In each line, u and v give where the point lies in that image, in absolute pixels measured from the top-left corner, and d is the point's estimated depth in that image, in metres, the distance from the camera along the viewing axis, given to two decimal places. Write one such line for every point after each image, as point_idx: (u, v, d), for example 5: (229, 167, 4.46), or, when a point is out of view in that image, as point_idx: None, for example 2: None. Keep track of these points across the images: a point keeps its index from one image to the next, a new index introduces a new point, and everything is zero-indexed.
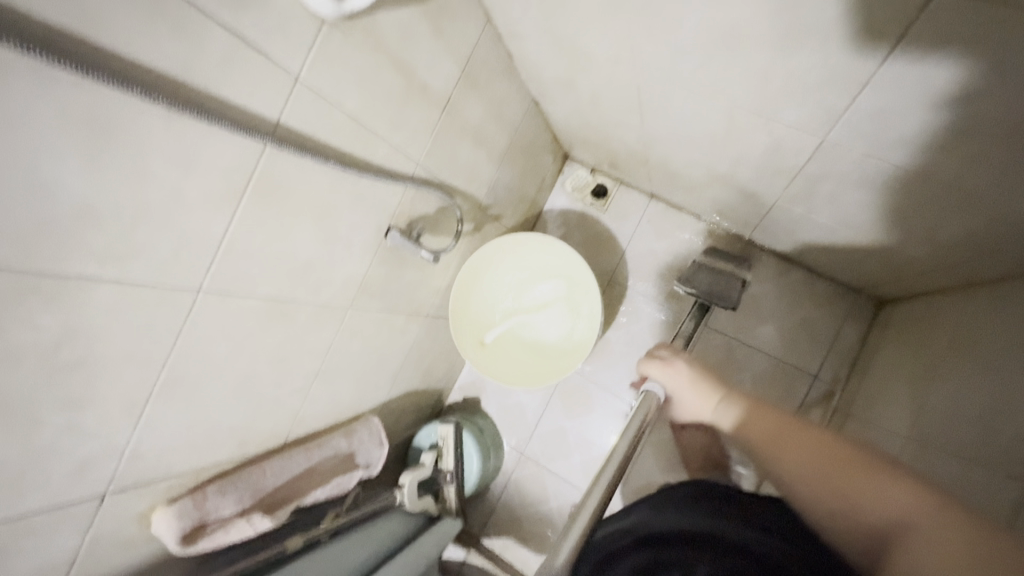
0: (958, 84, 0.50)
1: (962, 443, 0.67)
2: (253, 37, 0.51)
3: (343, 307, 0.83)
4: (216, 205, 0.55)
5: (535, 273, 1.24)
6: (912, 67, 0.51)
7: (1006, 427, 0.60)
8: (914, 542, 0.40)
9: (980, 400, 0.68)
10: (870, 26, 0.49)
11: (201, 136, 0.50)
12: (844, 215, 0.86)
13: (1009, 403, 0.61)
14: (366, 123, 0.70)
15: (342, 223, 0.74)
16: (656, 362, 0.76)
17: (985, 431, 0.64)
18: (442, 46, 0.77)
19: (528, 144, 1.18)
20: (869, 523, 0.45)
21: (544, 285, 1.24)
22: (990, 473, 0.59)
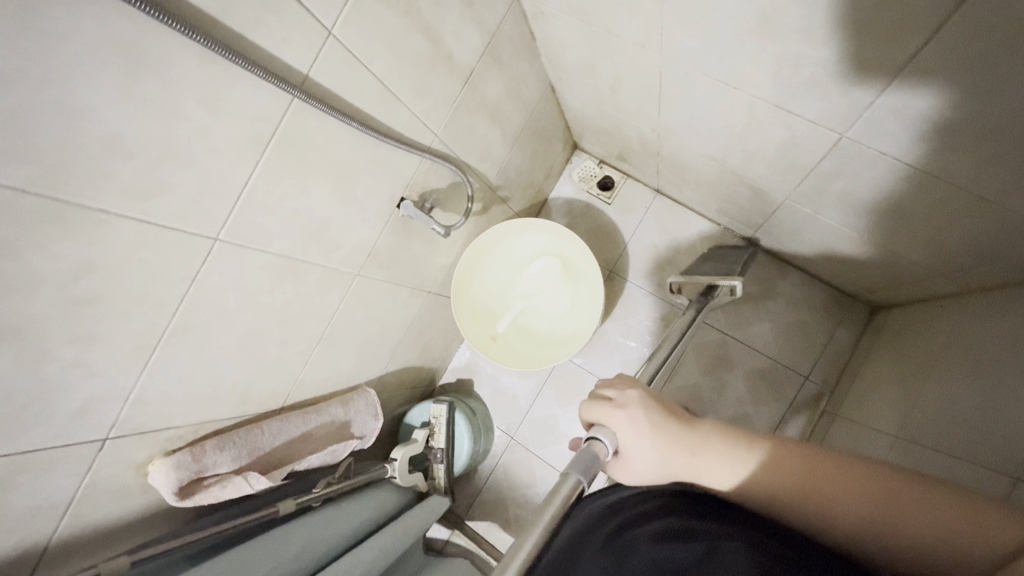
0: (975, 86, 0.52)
1: (956, 443, 0.69)
2: None
3: (351, 273, 0.82)
4: (240, 152, 0.55)
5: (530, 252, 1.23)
6: (934, 69, 0.52)
7: (1001, 421, 0.63)
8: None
9: (972, 401, 0.70)
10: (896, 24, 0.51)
11: (231, 80, 0.50)
12: (849, 218, 0.88)
13: (1004, 398, 0.65)
14: (391, 87, 0.70)
15: (358, 186, 0.74)
16: (604, 405, 0.63)
17: (980, 426, 0.67)
18: (471, 17, 0.77)
19: (541, 128, 1.18)
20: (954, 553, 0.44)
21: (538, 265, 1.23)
22: (986, 458, 0.63)
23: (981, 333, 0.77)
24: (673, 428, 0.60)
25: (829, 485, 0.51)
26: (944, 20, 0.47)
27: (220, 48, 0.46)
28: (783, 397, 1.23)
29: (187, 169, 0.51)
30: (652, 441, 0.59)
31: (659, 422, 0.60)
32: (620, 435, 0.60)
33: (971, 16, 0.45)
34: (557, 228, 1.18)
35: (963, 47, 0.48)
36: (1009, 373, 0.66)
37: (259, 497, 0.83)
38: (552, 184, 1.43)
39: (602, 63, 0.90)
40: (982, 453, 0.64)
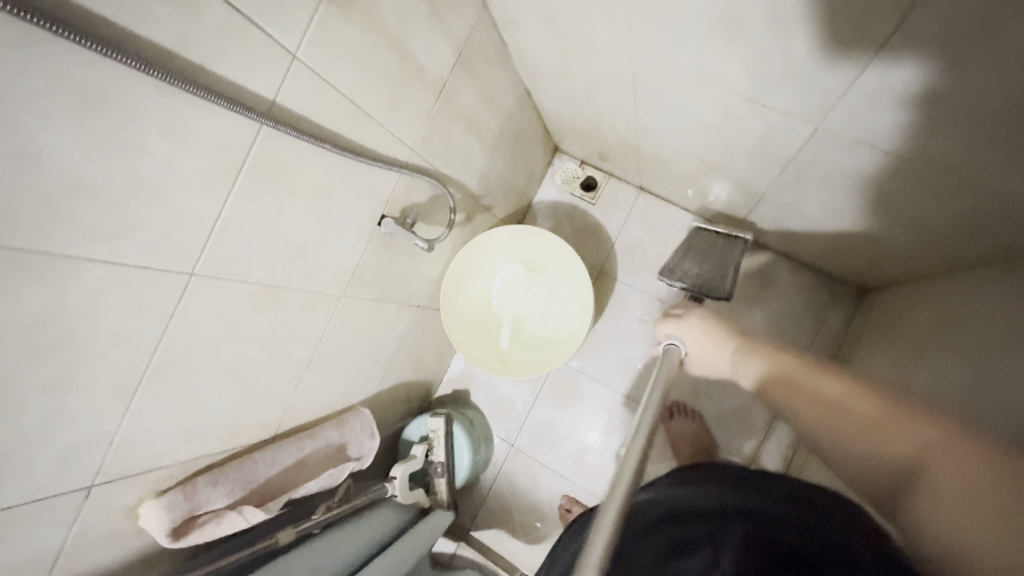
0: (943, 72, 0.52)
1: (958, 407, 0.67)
2: (250, 12, 0.50)
3: (336, 295, 0.81)
4: (210, 184, 0.54)
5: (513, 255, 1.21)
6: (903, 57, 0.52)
7: (1000, 380, 0.62)
8: (939, 479, 0.43)
9: (969, 370, 0.69)
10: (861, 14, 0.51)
11: (194, 111, 0.49)
12: (830, 204, 0.89)
13: (1002, 359, 0.64)
14: (362, 105, 0.69)
15: (336, 207, 0.72)
16: (672, 321, 0.85)
17: (979, 388, 0.65)
18: (439, 29, 0.76)
19: (519, 134, 1.18)
20: (889, 458, 0.48)
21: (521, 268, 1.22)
22: (989, 412, 0.61)
23: (967, 312, 0.78)
24: (719, 334, 0.78)
25: (807, 395, 0.58)
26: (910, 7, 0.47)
27: (180, 81, 0.45)
28: None
29: (153, 204, 0.49)
30: (703, 342, 0.80)
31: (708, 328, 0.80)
32: (684, 340, 0.83)
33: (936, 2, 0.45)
34: (525, 229, 1.17)
35: (931, 33, 0.48)
36: (1006, 336, 0.65)
37: (257, 529, 0.82)
38: (535, 188, 1.42)
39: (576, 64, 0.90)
40: (983, 411, 0.62)
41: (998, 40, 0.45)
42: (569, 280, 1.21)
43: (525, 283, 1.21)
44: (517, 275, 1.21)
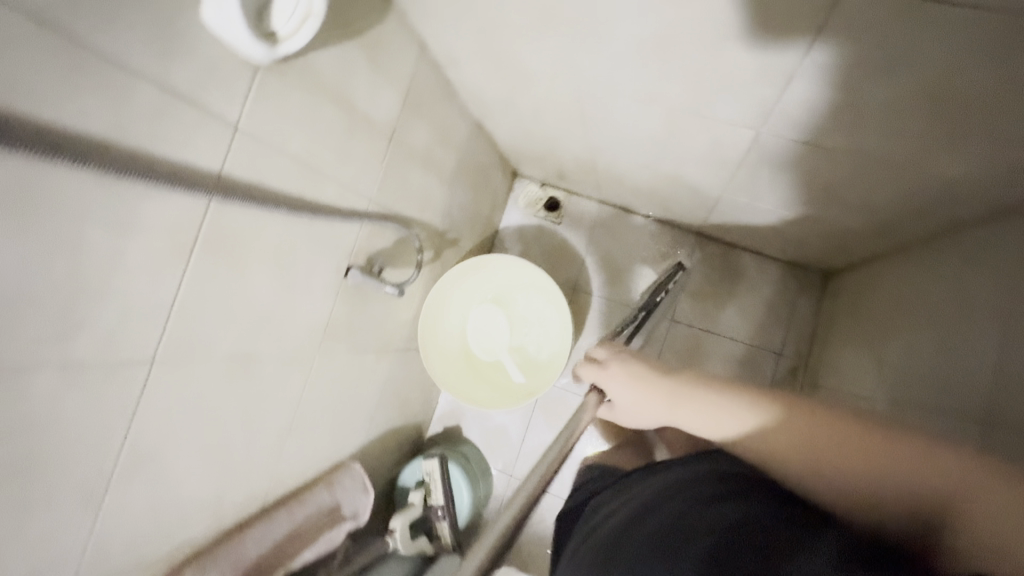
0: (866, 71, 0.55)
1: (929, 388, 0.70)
2: (186, 89, 0.49)
3: (309, 354, 0.79)
4: (164, 266, 0.52)
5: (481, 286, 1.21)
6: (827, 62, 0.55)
7: (963, 358, 0.66)
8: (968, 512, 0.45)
9: (932, 348, 0.73)
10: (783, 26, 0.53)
11: (139, 196, 0.47)
12: (783, 199, 0.92)
13: (961, 337, 0.67)
14: (314, 163, 0.68)
15: (298, 266, 0.71)
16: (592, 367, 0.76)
17: (944, 367, 0.69)
18: (382, 78, 0.76)
19: (476, 165, 1.19)
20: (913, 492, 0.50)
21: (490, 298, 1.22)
22: (957, 391, 0.64)
23: (924, 288, 0.81)
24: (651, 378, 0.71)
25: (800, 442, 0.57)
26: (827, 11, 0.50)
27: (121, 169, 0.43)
28: (763, 377, 1.26)
29: (105, 295, 0.48)
30: (631, 391, 0.72)
31: (634, 372, 0.74)
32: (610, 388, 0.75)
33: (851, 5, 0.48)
34: (478, 263, 1.16)
35: (847, 35, 0.51)
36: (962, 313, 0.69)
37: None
38: (499, 214, 1.43)
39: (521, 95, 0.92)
40: (951, 389, 0.66)
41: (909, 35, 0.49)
42: (540, 300, 1.21)
43: (496, 317, 1.21)
44: (486, 313, 1.21)
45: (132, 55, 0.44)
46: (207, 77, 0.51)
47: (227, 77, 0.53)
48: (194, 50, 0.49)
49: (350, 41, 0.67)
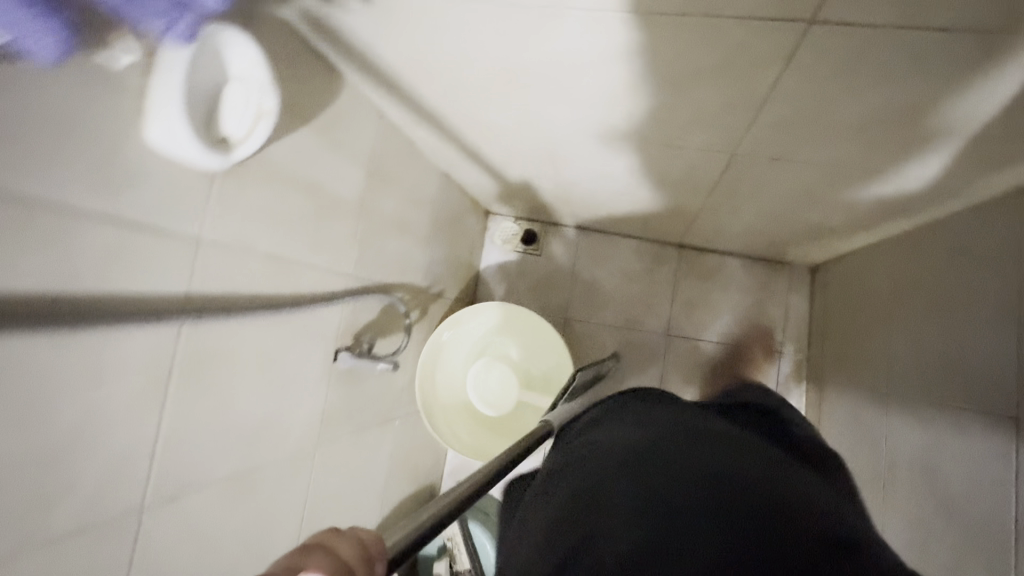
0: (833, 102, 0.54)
1: (948, 391, 0.71)
2: (140, 217, 0.46)
3: (310, 450, 0.75)
4: (138, 407, 0.48)
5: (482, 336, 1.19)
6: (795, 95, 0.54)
7: (977, 358, 0.66)
8: None
9: (943, 348, 0.73)
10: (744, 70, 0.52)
11: (102, 341, 0.44)
12: (760, 208, 0.92)
13: (971, 336, 0.68)
14: (286, 257, 0.65)
15: (284, 364, 0.67)
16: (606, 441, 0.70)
17: (959, 366, 0.69)
18: (343, 154, 0.74)
19: (448, 215, 1.16)
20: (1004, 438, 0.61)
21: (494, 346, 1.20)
22: (983, 390, 0.65)
23: (919, 279, 0.81)
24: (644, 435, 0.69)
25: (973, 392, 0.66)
26: (788, 62, 0.47)
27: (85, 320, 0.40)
28: (769, 378, 1.25)
29: (76, 459, 0.43)
30: None
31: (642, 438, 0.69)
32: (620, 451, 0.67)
33: (812, 57, 0.46)
34: (459, 318, 1.13)
35: (811, 76, 0.50)
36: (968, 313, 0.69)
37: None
38: (479, 256, 1.41)
39: (486, 143, 0.90)
40: (974, 388, 0.66)
41: (873, 71, 0.47)
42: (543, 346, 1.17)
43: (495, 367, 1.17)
44: (482, 365, 1.17)
45: (75, 196, 0.40)
46: (158, 200, 0.47)
47: (181, 193, 0.49)
48: (141, 175, 0.45)
49: (306, 126, 0.65)
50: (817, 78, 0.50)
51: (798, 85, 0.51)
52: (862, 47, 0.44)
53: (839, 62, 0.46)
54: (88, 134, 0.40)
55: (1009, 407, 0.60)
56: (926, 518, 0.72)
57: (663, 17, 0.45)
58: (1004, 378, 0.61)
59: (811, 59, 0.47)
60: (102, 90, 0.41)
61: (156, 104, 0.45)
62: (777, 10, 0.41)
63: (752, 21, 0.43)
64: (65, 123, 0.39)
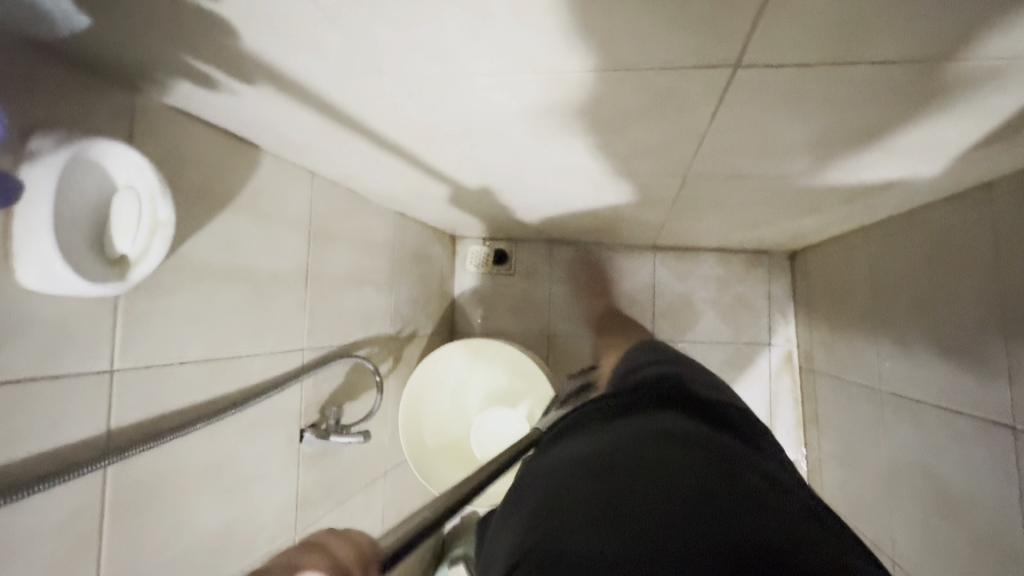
0: (778, 129, 0.50)
1: (940, 389, 0.68)
2: (37, 368, 0.42)
3: (288, 539, 0.71)
4: (72, 568, 0.44)
5: (460, 381, 1.15)
6: (736, 124, 0.50)
7: (965, 356, 0.63)
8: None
9: (930, 343, 0.70)
10: (681, 108, 0.47)
11: (14, 516, 0.40)
12: (726, 211, 0.88)
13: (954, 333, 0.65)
14: (226, 353, 0.60)
15: (241, 463, 0.63)
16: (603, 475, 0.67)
17: (948, 364, 0.66)
18: (276, 226, 0.69)
19: (410, 252, 1.12)
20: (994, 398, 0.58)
21: (473, 388, 1.16)
22: (974, 391, 0.61)
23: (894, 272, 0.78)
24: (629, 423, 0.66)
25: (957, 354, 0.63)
26: (726, 98, 0.44)
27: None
28: (760, 370, 1.22)
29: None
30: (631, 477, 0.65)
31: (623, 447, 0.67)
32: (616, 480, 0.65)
33: (746, 94, 0.42)
34: (419, 376, 1.07)
35: (751, 109, 0.46)
36: (952, 306, 0.65)
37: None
38: (450, 282, 1.36)
39: (433, 183, 0.86)
40: (965, 387, 0.63)
41: (814, 98, 0.43)
42: (517, 371, 1.12)
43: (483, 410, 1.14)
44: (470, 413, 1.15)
45: None
46: (57, 349, 0.43)
47: (85, 331, 0.45)
48: (31, 326, 0.41)
49: (225, 210, 0.60)
50: (759, 110, 0.46)
51: (739, 116, 0.48)
52: (806, 83, 0.40)
53: (779, 94, 0.42)
54: None
55: (1003, 407, 0.57)
56: (930, 522, 0.69)
57: (579, 70, 0.41)
58: (995, 377, 0.58)
59: (747, 96, 0.43)
60: None
61: (26, 251, 0.39)
62: (702, 56, 0.37)
63: (670, 66, 0.39)
64: None
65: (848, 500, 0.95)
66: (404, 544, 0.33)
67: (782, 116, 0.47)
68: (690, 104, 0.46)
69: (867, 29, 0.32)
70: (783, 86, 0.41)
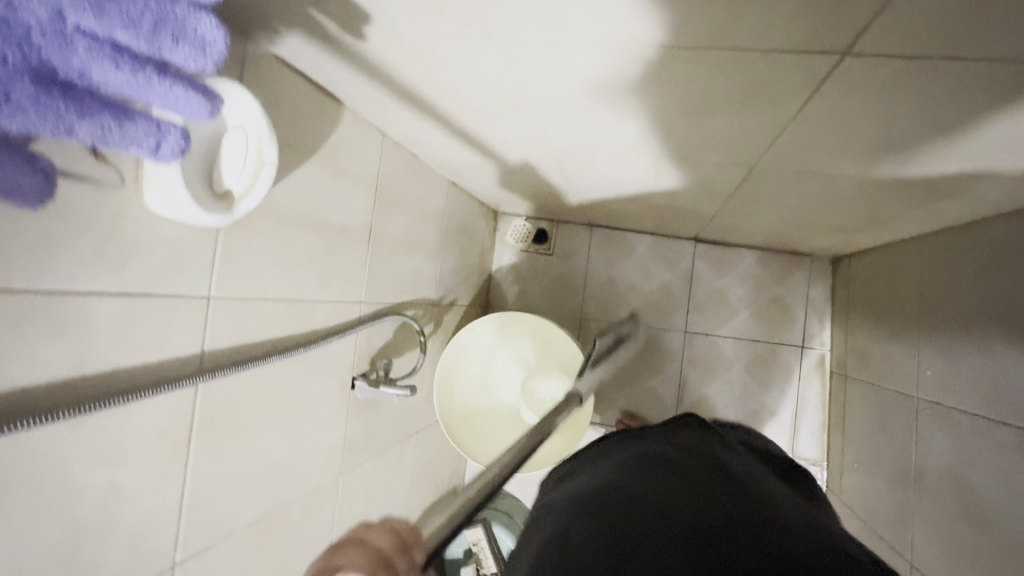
0: (862, 122, 0.51)
1: (984, 402, 0.68)
2: (149, 286, 0.45)
3: (333, 479, 0.75)
4: (162, 473, 0.48)
5: (483, 364, 1.17)
6: (821, 116, 0.50)
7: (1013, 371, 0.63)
8: None
9: (978, 357, 0.70)
10: (768, 95, 0.48)
11: (118, 418, 0.44)
12: (781, 209, 0.88)
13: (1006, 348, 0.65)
14: (298, 296, 0.64)
15: (302, 402, 0.67)
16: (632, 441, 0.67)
17: (994, 378, 0.67)
18: (349, 181, 0.72)
19: (458, 222, 1.14)
20: None
21: (498, 368, 1.19)
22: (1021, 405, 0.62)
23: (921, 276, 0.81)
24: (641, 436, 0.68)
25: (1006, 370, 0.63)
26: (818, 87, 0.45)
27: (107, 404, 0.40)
28: (790, 372, 1.23)
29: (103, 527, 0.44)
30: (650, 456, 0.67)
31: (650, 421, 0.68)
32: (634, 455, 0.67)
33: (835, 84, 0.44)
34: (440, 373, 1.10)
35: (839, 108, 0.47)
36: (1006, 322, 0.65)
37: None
38: (489, 257, 1.39)
39: (494, 155, 0.88)
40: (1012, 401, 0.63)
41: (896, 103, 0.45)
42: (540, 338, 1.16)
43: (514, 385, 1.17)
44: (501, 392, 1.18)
45: (83, 279, 0.40)
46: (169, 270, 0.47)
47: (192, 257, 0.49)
48: (147, 246, 0.45)
49: (309, 161, 0.63)
50: (848, 100, 0.46)
51: (826, 107, 0.48)
52: (905, 74, 0.40)
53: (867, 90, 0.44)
54: (89, 214, 0.40)
55: None
56: (954, 528, 0.70)
57: (679, 47, 0.42)
58: None
59: (842, 84, 0.44)
60: (97, 165, 0.40)
61: (154, 177, 0.43)
62: (807, 40, 0.38)
63: (771, 49, 0.40)
64: (69, 208, 0.38)
65: (868, 506, 0.96)
66: (489, 499, 0.39)
67: (870, 109, 0.48)
68: (781, 90, 0.47)
69: (983, 26, 0.33)
70: (881, 76, 0.41)
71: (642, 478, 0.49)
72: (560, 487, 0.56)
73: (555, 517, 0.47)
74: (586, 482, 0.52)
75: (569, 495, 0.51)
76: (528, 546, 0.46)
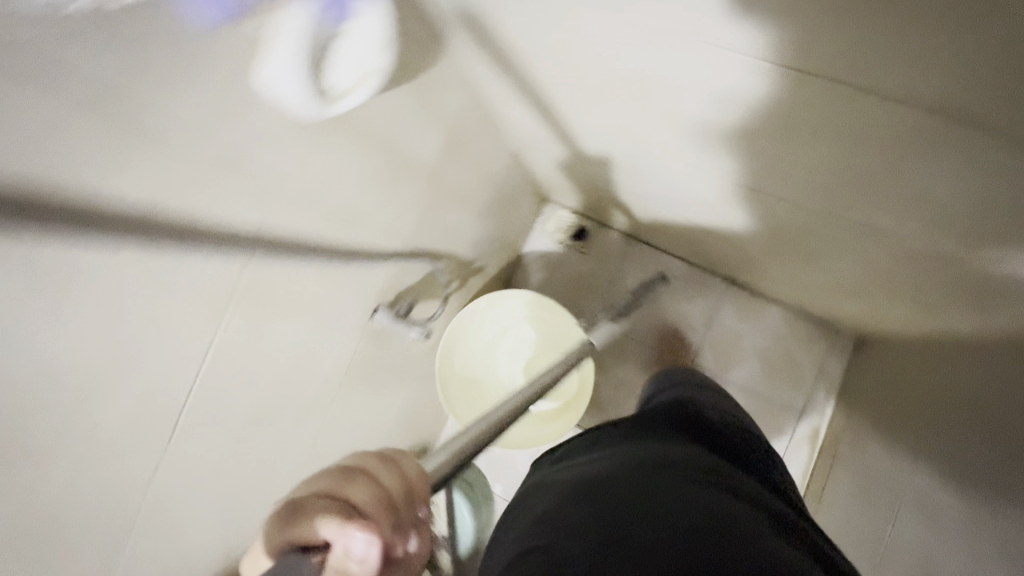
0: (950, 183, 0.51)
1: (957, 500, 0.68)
2: (235, 150, 0.48)
3: (331, 393, 0.78)
4: (197, 326, 0.51)
5: (486, 347, 1.19)
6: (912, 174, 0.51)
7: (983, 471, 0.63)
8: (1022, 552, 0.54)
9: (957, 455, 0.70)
10: None
11: (176, 261, 0.46)
12: (826, 269, 0.88)
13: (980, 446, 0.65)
14: (354, 209, 0.66)
15: (327, 311, 0.69)
16: None
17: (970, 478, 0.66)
18: (430, 118, 0.74)
19: (508, 194, 1.16)
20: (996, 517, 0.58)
21: (503, 350, 1.21)
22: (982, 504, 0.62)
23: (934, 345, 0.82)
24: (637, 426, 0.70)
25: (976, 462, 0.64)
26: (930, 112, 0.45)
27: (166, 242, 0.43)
28: (781, 433, 1.23)
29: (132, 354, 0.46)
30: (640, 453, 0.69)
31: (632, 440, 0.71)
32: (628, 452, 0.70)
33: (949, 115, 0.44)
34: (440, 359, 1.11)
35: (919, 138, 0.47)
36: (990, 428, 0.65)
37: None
38: (526, 237, 1.40)
39: (567, 136, 0.89)
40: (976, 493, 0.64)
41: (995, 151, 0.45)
42: (544, 319, 1.18)
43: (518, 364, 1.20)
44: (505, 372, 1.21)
45: (183, 120, 0.43)
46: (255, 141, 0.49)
47: (277, 135, 0.51)
48: (244, 110, 0.47)
49: (404, 85, 0.65)
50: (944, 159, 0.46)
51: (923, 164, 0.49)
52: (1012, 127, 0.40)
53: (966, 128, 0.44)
54: (204, 62, 0.42)
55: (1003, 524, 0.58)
56: None
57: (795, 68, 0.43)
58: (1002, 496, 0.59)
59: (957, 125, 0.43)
60: (227, 23, 0.42)
61: (274, 47, 0.45)
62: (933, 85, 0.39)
63: None
64: (193, 53, 0.41)
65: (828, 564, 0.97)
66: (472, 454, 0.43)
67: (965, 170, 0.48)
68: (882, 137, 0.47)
69: None
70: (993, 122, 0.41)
71: (634, 470, 0.52)
72: (554, 466, 0.61)
73: (548, 497, 0.52)
74: (583, 468, 0.55)
75: (566, 479, 0.54)
76: (519, 520, 0.51)
